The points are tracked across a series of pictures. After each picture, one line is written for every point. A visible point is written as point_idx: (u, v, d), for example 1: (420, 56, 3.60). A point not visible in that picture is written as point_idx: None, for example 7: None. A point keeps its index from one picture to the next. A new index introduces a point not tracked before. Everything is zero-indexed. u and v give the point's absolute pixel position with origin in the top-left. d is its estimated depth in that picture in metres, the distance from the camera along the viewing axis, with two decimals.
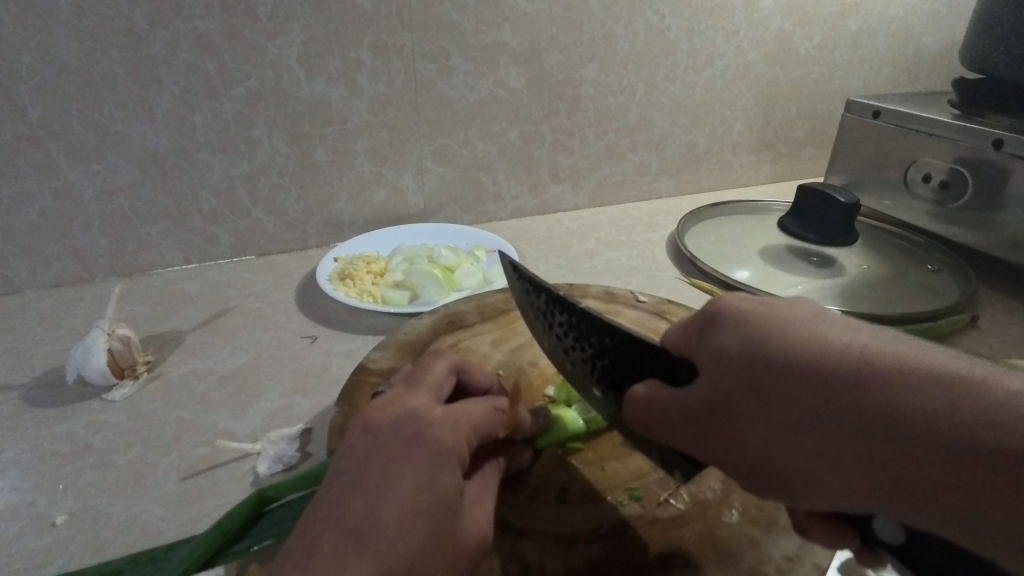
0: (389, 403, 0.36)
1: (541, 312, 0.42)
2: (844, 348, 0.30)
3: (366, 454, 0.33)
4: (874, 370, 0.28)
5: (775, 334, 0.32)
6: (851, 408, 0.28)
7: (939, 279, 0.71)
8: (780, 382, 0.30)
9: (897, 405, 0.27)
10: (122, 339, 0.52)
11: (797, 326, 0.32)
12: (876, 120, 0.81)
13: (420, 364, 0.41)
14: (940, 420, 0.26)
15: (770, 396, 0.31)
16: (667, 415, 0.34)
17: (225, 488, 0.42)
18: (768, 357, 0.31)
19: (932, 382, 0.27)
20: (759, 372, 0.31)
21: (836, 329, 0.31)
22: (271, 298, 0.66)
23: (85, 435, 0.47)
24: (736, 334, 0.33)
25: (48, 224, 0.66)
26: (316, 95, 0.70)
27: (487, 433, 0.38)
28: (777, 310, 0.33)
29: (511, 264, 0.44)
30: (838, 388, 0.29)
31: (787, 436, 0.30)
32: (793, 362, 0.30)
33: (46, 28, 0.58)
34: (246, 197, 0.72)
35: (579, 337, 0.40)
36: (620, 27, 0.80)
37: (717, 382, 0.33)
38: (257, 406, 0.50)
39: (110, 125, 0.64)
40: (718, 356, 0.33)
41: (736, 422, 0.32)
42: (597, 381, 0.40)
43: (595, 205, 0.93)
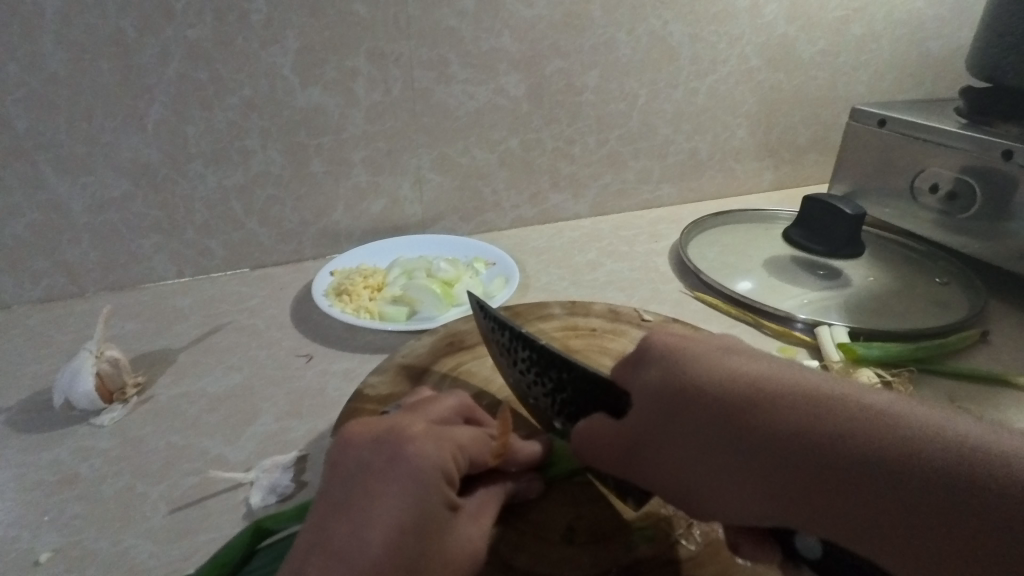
0: (371, 420, 0.36)
1: (504, 348, 0.43)
2: (743, 378, 0.33)
3: (348, 473, 0.33)
4: (768, 396, 0.31)
5: (685, 364, 0.35)
6: (751, 428, 0.31)
7: (948, 291, 0.70)
8: (689, 408, 0.33)
9: (790, 422, 0.30)
10: (111, 361, 0.50)
11: (705, 359, 0.35)
12: (882, 128, 0.80)
13: (430, 399, 0.40)
14: (826, 438, 0.29)
15: (684, 423, 0.33)
16: (601, 441, 0.36)
17: (217, 521, 0.41)
18: (680, 386, 0.34)
19: (794, 399, 0.31)
20: (672, 400, 0.33)
21: (740, 362, 0.34)
22: (266, 313, 0.65)
23: (72, 463, 0.45)
24: (654, 366, 0.35)
25: (36, 238, 0.64)
26: (312, 103, 0.68)
27: (479, 455, 0.37)
28: (691, 346, 0.36)
29: (477, 301, 0.45)
30: (739, 415, 0.31)
31: (702, 461, 0.32)
32: (699, 391, 0.33)
33: (32, 38, 0.57)
34: (240, 209, 0.70)
35: (540, 372, 0.40)
36: (622, 33, 0.78)
37: (642, 410, 0.35)
38: (250, 430, 0.48)
39: (99, 136, 0.62)
40: (641, 387, 0.35)
41: (655, 448, 0.34)
42: (558, 415, 0.41)
43: (597, 213, 0.91)
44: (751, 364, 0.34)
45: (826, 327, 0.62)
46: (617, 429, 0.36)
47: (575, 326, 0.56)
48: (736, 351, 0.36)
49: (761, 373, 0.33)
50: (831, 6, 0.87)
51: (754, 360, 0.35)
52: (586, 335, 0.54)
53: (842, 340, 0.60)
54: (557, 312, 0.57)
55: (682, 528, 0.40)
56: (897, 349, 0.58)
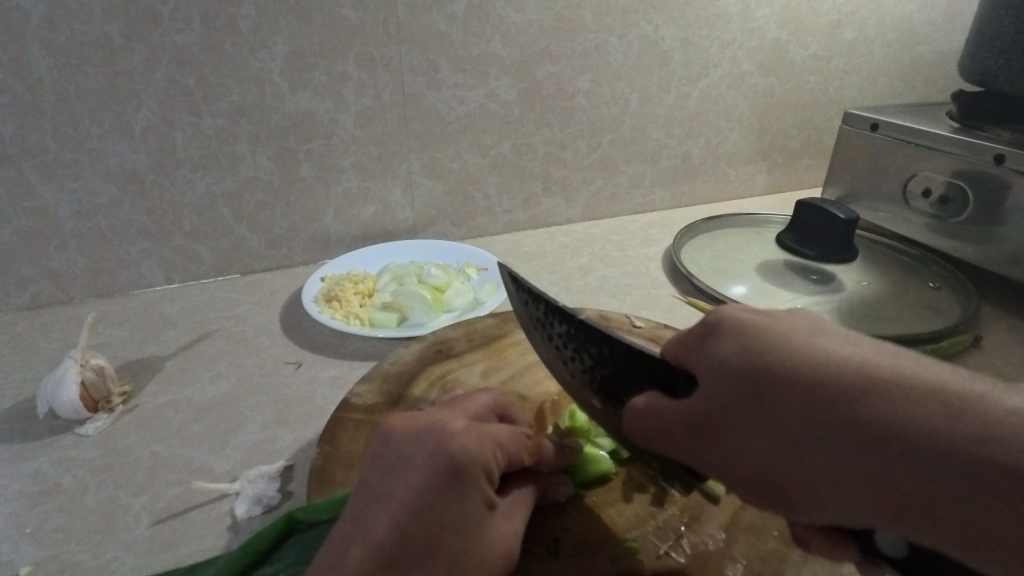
0: (413, 411, 0.34)
1: (539, 322, 0.42)
2: (842, 360, 0.30)
3: (390, 467, 0.32)
4: (873, 384, 0.28)
5: (772, 343, 0.31)
6: (854, 420, 0.28)
7: (940, 296, 0.70)
8: (780, 392, 0.30)
9: (898, 415, 0.27)
10: (95, 370, 0.50)
11: (794, 338, 0.31)
12: (873, 133, 0.79)
13: (465, 393, 0.39)
14: (938, 434, 0.27)
15: (773, 409, 0.30)
16: (665, 423, 0.33)
17: (200, 533, 0.40)
18: (767, 367, 0.30)
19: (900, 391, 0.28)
20: (757, 383, 0.30)
21: (831, 341, 0.31)
22: (255, 320, 0.64)
23: (54, 474, 0.44)
24: (735, 342, 0.32)
25: (22, 244, 0.63)
26: (301, 109, 0.68)
27: (517, 453, 0.36)
28: (773, 324, 0.33)
29: (507, 272, 0.44)
30: (840, 403, 0.28)
31: (790, 450, 0.29)
32: (792, 374, 0.30)
33: (18, 43, 0.56)
34: (229, 214, 0.70)
35: (578, 348, 0.39)
36: (614, 37, 0.78)
37: (719, 391, 0.32)
38: (236, 439, 0.48)
39: (86, 142, 0.62)
40: (715, 366, 0.32)
41: (734, 433, 0.31)
42: (597, 392, 0.39)
43: (589, 218, 0.91)
44: (843, 344, 0.31)
45: None
46: (683, 408, 0.33)
47: None
48: (819, 326, 0.33)
49: (861, 354, 0.30)
50: (822, 10, 0.87)
51: (843, 338, 0.32)
52: None
53: None
54: None
55: (670, 541, 0.40)
56: None
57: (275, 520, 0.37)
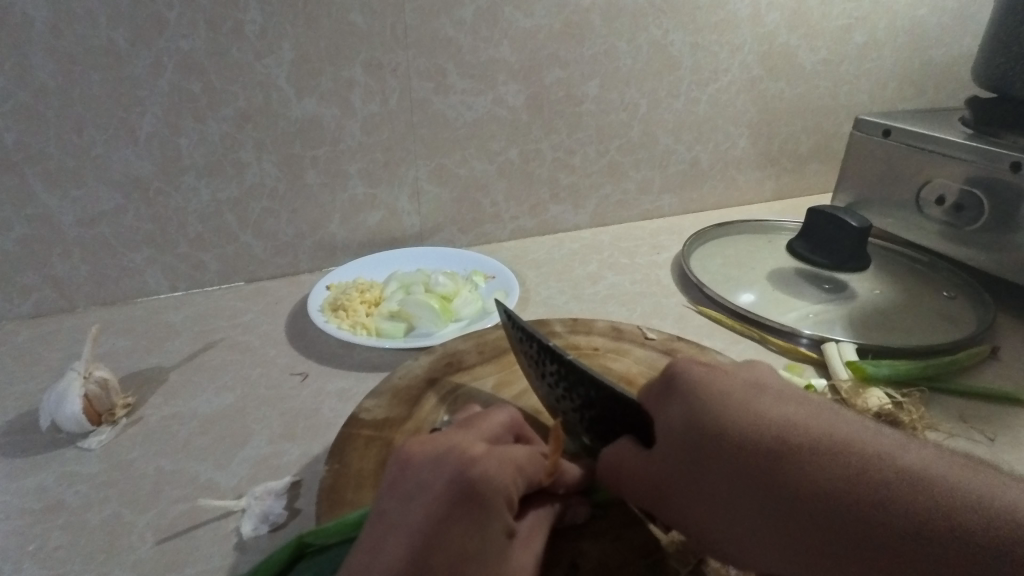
0: (430, 437, 0.34)
1: (533, 359, 0.42)
2: (769, 423, 0.34)
3: (409, 493, 0.31)
4: (794, 446, 0.32)
5: (713, 405, 0.35)
6: (778, 480, 0.32)
7: (955, 305, 0.69)
8: (717, 454, 0.34)
9: (814, 475, 0.31)
10: (99, 382, 0.49)
11: (732, 399, 0.36)
12: (886, 139, 0.78)
13: (480, 413, 0.38)
14: (847, 494, 0.30)
15: (713, 469, 0.34)
16: (628, 478, 0.37)
17: (206, 552, 0.39)
18: (708, 431, 0.34)
19: (821, 455, 0.32)
20: (699, 445, 0.34)
21: (767, 405, 0.35)
22: (261, 329, 0.63)
23: (57, 490, 0.43)
24: (681, 404, 0.36)
25: (25, 252, 0.63)
26: (308, 114, 0.67)
27: (534, 475, 0.36)
28: (718, 383, 0.37)
29: (503, 310, 0.44)
30: (766, 464, 0.32)
31: (726, 511, 0.33)
32: (727, 438, 0.34)
33: (21, 50, 0.55)
34: (234, 221, 0.69)
35: (569, 387, 0.39)
36: (623, 42, 0.77)
37: (669, 450, 0.35)
38: (243, 453, 0.47)
39: (90, 149, 0.61)
40: (667, 425, 0.36)
41: (681, 493, 0.35)
42: (586, 430, 0.41)
43: (597, 224, 0.90)
44: (778, 408, 0.35)
45: (832, 343, 0.61)
46: (646, 466, 0.36)
47: (576, 345, 0.54)
48: (760, 386, 0.37)
49: (785, 417, 0.34)
50: (833, 15, 0.86)
51: (779, 402, 0.36)
52: (588, 355, 0.53)
53: (851, 358, 0.58)
54: (557, 330, 0.56)
55: (691, 566, 0.39)
56: (907, 366, 0.57)
57: (286, 544, 0.36)
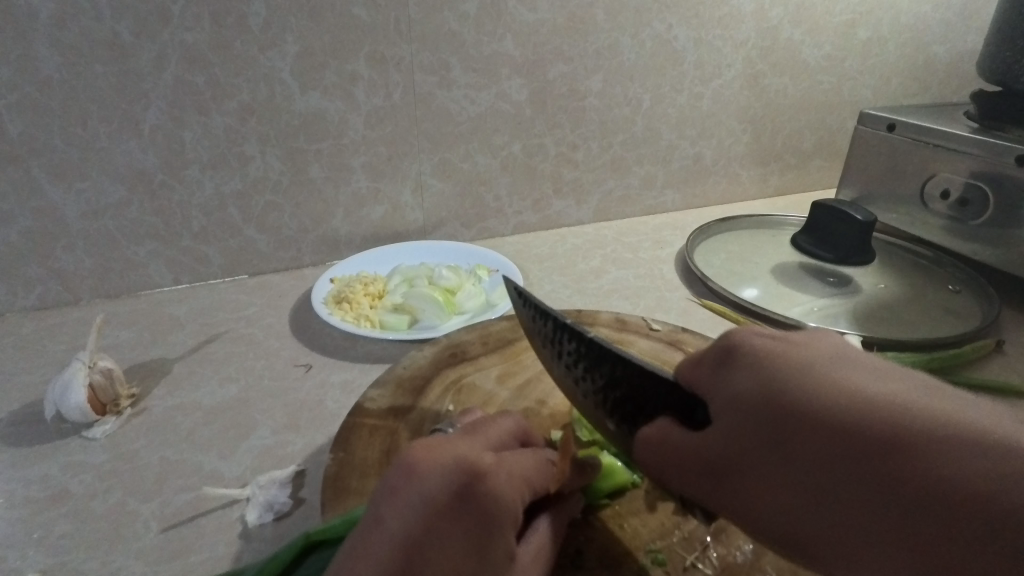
0: (439, 445, 0.32)
1: (548, 339, 0.40)
2: (852, 397, 0.30)
3: (412, 506, 0.30)
4: (886, 425, 0.29)
5: (783, 377, 0.32)
6: (865, 464, 0.29)
7: (960, 299, 0.69)
8: (796, 434, 0.30)
9: (908, 454, 0.28)
10: (103, 372, 0.49)
11: (807, 370, 0.32)
12: (890, 133, 0.78)
13: (486, 418, 0.38)
14: (951, 478, 0.27)
15: (789, 450, 0.30)
16: (680, 458, 0.33)
17: (210, 541, 0.39)
18: (780, 407, 0.31)
19: (926, 440, 0.28)
20: (769, 425, 0.31)
21: (848, 374, 0.32)
22: (264, 322, 0.63)
23: (62, 479, 0.44)
24: (749, 379, 0.32)
25: (29, 245, 0.63)
26: (312, 108, 0.67)
27: (540, 486, 0.36)
28: (791, 353, 0.33)
29: (515, 288, 0.42)
30: (850, 442, 0.29)
31: (806, 498, 0.30)
32: (806, 414, 0.30)
33: (25, 42, 0.55)
34: (238, 215, 0.69)
35: (588, 368, 0.37)
36: (626, 37, 0.77)
37: (738, 429, 0.32)
38: (247, 444, 0.47)
39: (94, 142, 0.61)
40: (731, 399, 0.32)
41: (750, 476, 0.31)
42: (609, 415, 0.37)
43: (600, 219, 0.90)
44: (866, 381, 0.31)
45: (837, 336, 0.60)
46: (698, 445, 0.33)
47: None
48: (837, 355, 0.33)
49: (871, 391, 0.30)
50: (836, 10, 0.85)
51: (866, 372, 0.32)
52: None
53: None
54: (562, 322, 0.56)
55: (697, 552, 0.39)
56: (912, 359, 0.57)
57: (293, 541, 0.35)
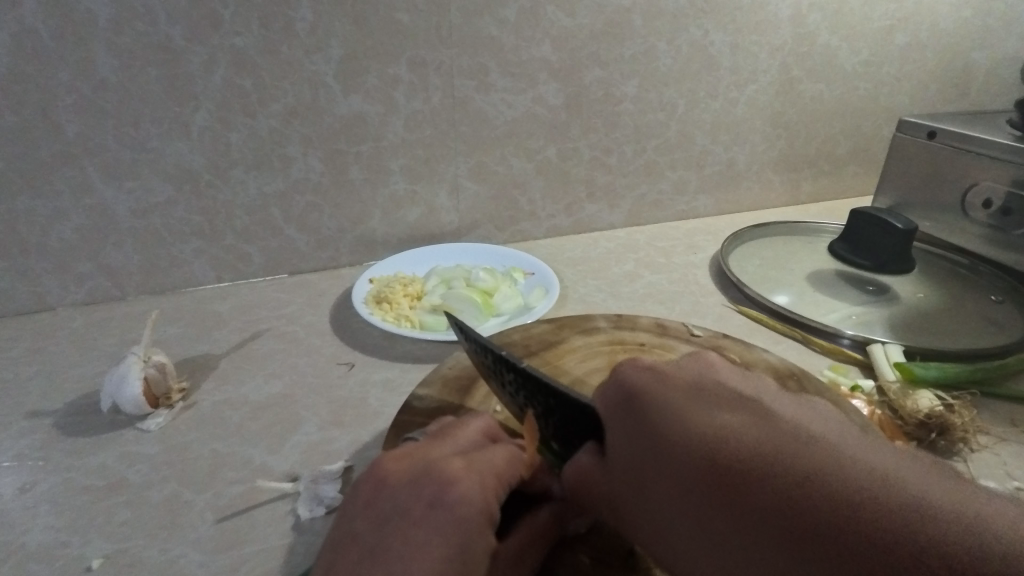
0: (406, 458, 0.35)
1: (492, 370, 0.41)
2: (708, 434, 0.30)
3: (384, 517, 0.32)
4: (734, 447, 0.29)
5: (661, 415, 0.31)
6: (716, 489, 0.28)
7: (1003, 310, 0.68)
8: (657, 469, 0.30)
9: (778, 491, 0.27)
10: (157, 366, 0.51)
11: (681, 410, 0.31)
12: (930, 141, 0.77)
13: (456, 426, 0.38)
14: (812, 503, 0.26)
15: (657, 480, 0.30)
16: (592, 492, 0.34)
17: (264, 532, 0.40)
18: (657, 435, 0.31)
19: (781, 465, 0.27)
20: (646, 459, 0.31)
21: (719, 415, 0.31)
22: (305, 320, 0.65)
23: (119, 469, 0.45)
24: (631, 409, 0.33)
25: (81, 242, 0.65)
26: (353, 111, 0.69)
27: (517, 476, 0.35)
28: (669, 388, 0.33)
29: (457, 323, 0.43)
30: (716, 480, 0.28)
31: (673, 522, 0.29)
32: (702, 448, 0.29)
33: (85, 45, 0.57)
34: (279, 215, 0.71)
35: (528, 396, 0.38)
36: (663, 43, 0.77)
37: (618, 464, 0.32)
38: (295, 439, 0.48)
39: (146, 143, 0.63)
40: (614, 429, 0.33)
41: (631, 507, 0.31)
42: (552, 440, 0.39)
43: (631, 224, 0.90)
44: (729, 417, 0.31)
45: (878, 344, 0.60)
46: (600, 477, 0.33)
47: (622, 340, 0.55)
48: (702, 390, 0.33)
49: (743, 432, 0.29)
50: (875, 16, 0.85)
51: (725, 405, 0.32)
52: (635, 351, 0.54)
53: (897, 360, 0.58)
54: (602, 326, 0.57)
55: None
56: (956, 370, 0.56)
57: None
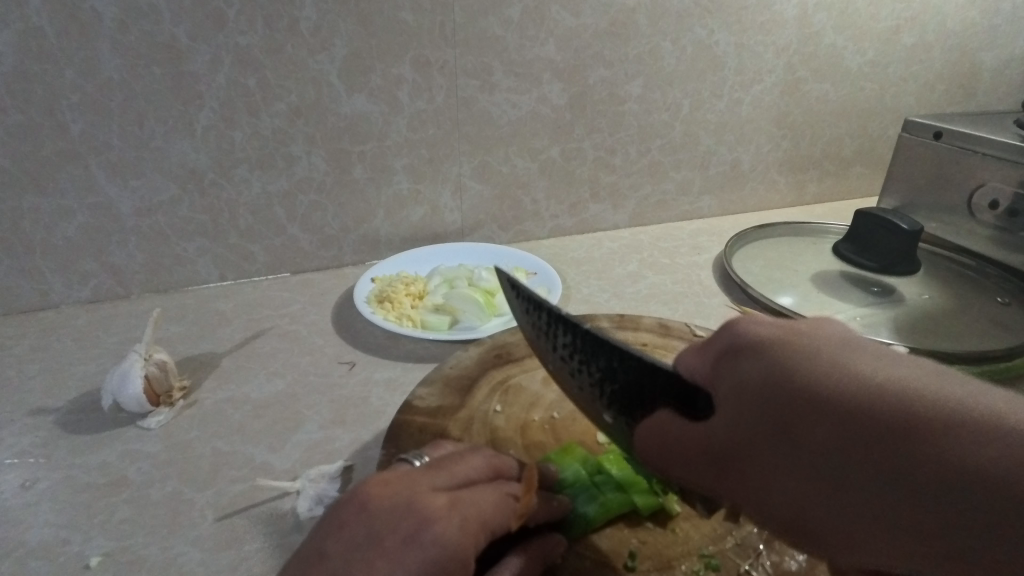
0: (394, 481, 0.34)
1: (541, 331, 0.39)
2: (853, 385, 0.28)
3: (358, 542, 0.31)
4: (876, 396, 0.28)
5: (794, 366, 0.30)
6: (857, 438, 0.27)
7: (1009, 312, 0.67)
8: (795, 419, 0.29)
9: (926, 441, 0.26)
10: (159, 364, 0.51)
11: (814, 361, 0.30)
12: (937, 141, 0.76)
13: (456, 453, 0.37)
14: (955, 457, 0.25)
15: (790, 432, 0.29)
16: (683, 451, 0.33)
17: (265, 531, 0.40)
18: (785, 390, 0.30)
19: (923, 416, 0.26)
20: (773, 410, 0.30)
21: (860, 362, 0.30)
22: (308, 319, 0.65)
23: (120, 467, 0.45)
24: (752, 365, 0.32)
25: (85, 240, 0.65)
26: (357, 110, 0.68)
27: (501, 523, 0.34)
28: (799, 342, 0.32)
29: (507, 278, 0.41)
30: (858, 427, 0.27)
31: (801, 472, 0.29)
32: (838, 399, 0.28)
33: (89, 44, 0.57)
34: (283, 214, 0.71)
35: (585, 359, 0.36)
36: (668, 42, 0.77)
37: (735, 420, 0.31)
38: (296, 438, 0.48)
39: (150, 141, 0.63)
40: (732, 388, 0.32)
41: (749, 462, 0.30)
42: (606, 408, 0.36)
43: (635, 224, 0.90)
44: (866, 366, 0.30)
45: (883, 346, 0.60)
46: (705, 436, 0.32)
47: (625, 340, 0.55)
48: (847, 343, 0.32)
49: (888, 377, 0.28)
50: (882, 16, 0.84)
51: (856, 354, 0.31)
52: (638, 351, 0.54)
53: None
54: (605, 325, 0.56)
55: (751, 559, 0.40)
56: None
57: None
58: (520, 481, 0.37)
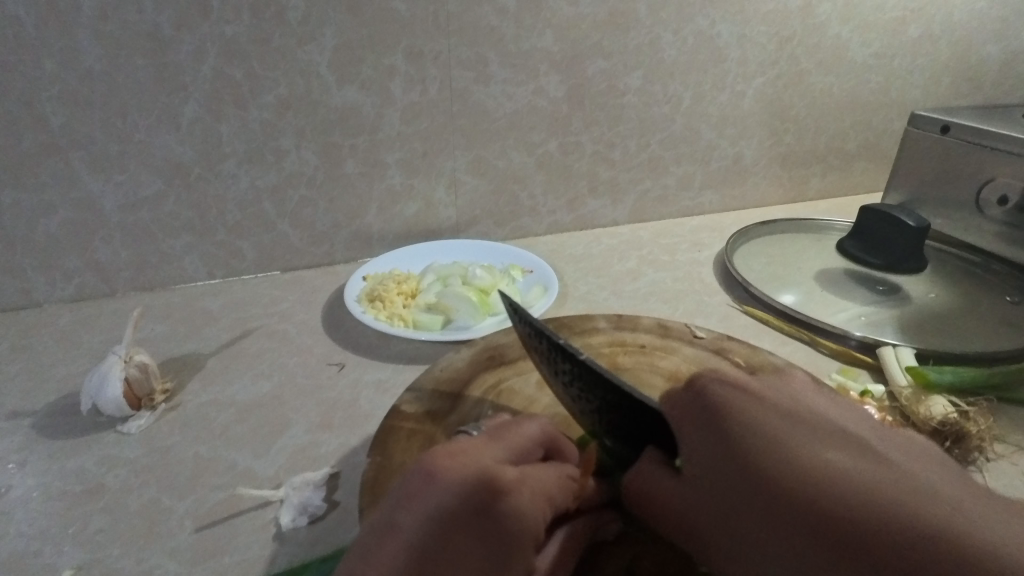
0: (459, 453, 0.32)
1: (545, 356, 0.39)
2: (799, 463, 0.31)
3: (432, 515, 0.29)
4: (816, 475, 0.31)
5: (749, 434, 0.33)
6: (801, 512, 0.30)
7: (1019, 311, 0.65)
8: (747, 489, 0.32)
9: (865, 521, 0.28)
10: (140, 366, 0.49)
11: (762, 428, 0.34)
12: (944, 135, 0.74)
13: (511, 424, 0.36)
14: (888, 534, 0.28)
15: (742, 502, 0.32)
16: (659, 504, 0.35)
17: (245, 542, 0.39)
18: (743, 456, 0.33)
19: (859, 493, 0.29)
20: (728, 480, 0.33)
21: (802, 437, 0.33)
22: (297, 318, 0.63)
23: (97, 474, 0.43)
24: (707, 428, 0.34)
25: (67, 236, 0.63)
26: (347, 103, 0.66)
27: (561, 500, 0.35)
28: (749, 407, 0.35)
29: (510, 303, 0.40)
30: (802, 500, 0.30)
31: (751, 543, 0.31)
32: (786, 476, 0.31)
33: (69, 33, 0.55)
34: (272, 209, 0.69)
35: (585, 388, 0.38)
36: (668, 33, 0.75)
37: (694, 485, 0.34)
38: (281, 443, 0.46)
39: (133, 135, 0.61)
40: (689, 455, 0.34)
41: (710, 522, 0.33)
42: (607, 433, 0.40)
43: (634, 220, 0.88)
44: (812, 442, 0.33)
45: (889, 348, 0.58)
46: (667, 492, 0.35)
47: (623, 341, 0.53)
48: (791, 413, 0.35)
49: (827, 459, 0.31)
50: (889, 6, 0.82)
51: (798, 427, 0.34)
52: (636, 352, 0.52)
53: (909, 364, 0.56)
54: (602, 326, 0.55)
55: None
56: (973, 373, 0.54)
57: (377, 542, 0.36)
58: (573, 463, 0.38)
